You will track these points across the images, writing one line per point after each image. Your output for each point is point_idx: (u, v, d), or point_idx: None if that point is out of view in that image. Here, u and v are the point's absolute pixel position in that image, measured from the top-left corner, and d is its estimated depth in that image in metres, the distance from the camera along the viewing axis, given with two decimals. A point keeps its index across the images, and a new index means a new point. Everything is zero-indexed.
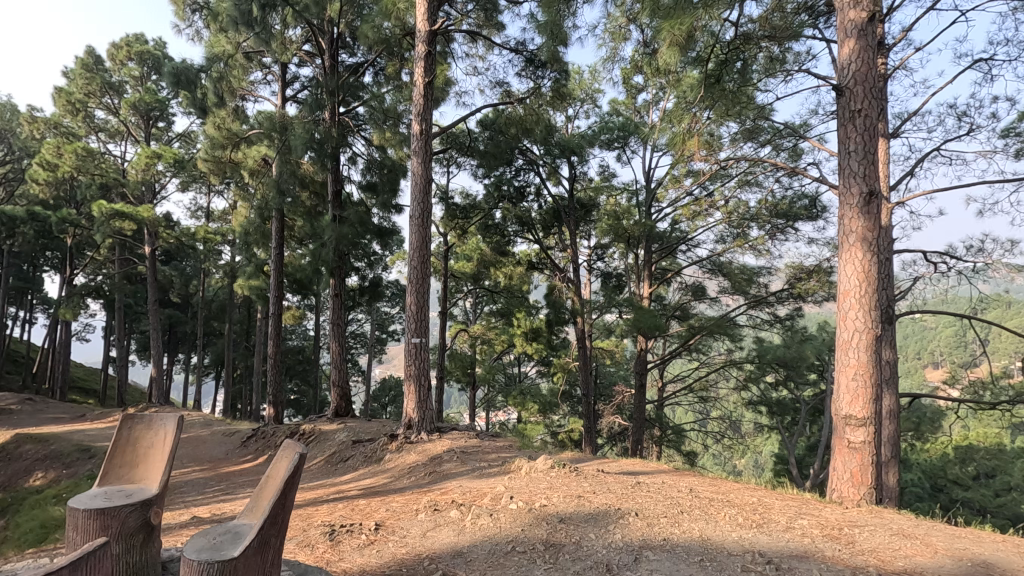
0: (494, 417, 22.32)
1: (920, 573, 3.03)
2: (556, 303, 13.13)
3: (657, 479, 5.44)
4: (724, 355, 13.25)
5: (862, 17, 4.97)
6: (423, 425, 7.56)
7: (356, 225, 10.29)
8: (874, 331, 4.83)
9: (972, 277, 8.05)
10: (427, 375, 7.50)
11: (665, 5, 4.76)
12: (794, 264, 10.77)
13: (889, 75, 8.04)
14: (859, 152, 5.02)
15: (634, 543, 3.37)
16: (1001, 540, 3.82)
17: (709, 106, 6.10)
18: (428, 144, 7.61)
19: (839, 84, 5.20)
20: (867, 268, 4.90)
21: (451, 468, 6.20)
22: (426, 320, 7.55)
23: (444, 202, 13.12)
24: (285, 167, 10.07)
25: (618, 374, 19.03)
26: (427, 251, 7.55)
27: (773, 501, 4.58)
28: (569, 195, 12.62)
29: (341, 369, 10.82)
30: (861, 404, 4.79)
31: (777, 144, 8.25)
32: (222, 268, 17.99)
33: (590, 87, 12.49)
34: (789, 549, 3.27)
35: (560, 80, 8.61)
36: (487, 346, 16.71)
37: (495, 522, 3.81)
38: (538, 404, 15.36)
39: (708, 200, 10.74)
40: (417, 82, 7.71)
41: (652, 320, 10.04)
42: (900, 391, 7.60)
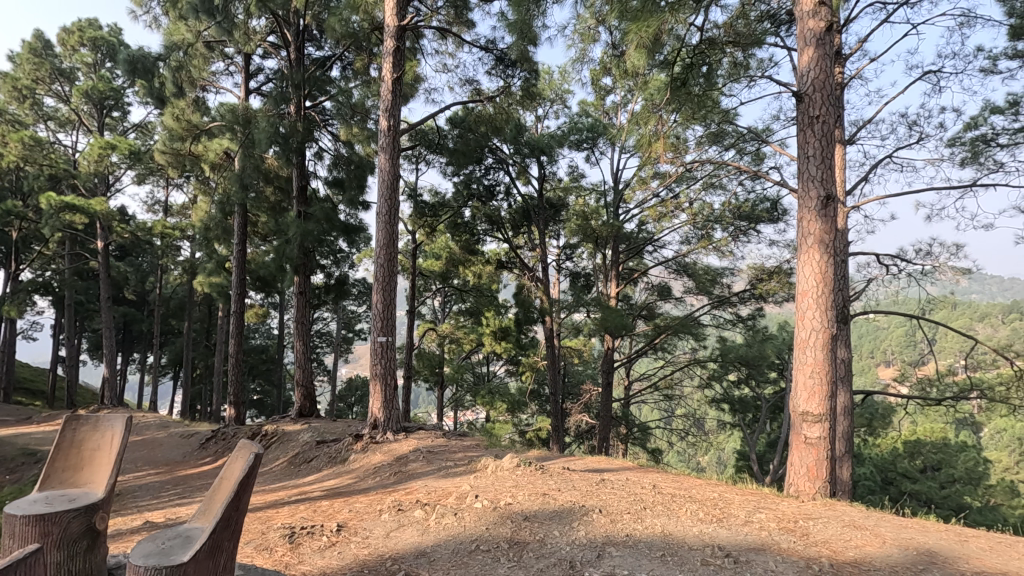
0: (463, 417, 22.25)
1: (868, 563, 3.15)
2: (525, 302, 13.19)
3: (621, 476, 5.53)
4: (688, 354, 13.49)
5: (821, 26, 5.13)
6: (389, 425, 7.49)
7: (322, 222, 10.08)
8: (829, 331, 5.00)
9: (920, 279, 8.40)
10: (393, 374, 7.45)
11: (633, 8, 4.85)
12: (755, 266, 11.07)
13: (845, 83, 8.37)
14: (817, 157, 5.19)
15: (597, 540, 3.41)
16: (943, 529, 4.00)
17: (676, 110, 6.22)
18: (396, 140, 7.52)
19: (799, 91, 5.35)
20: (824, 269, 5.07)
21: (417, 467, 6.15)
22: (393, 319, 7.48)
23: (412, 200, 12.95)
24: (248, 161, 9.80)
25: (586, 373, 19.20)
26: (394, 249, 7.46)
27: (732, 496, 4.69)
28: (539, 195, 12.67)
29: (306, 368, 10.59)
30: (818, 401, 4.95)
31: (741, 148, 8.47)
32: (181, 264, 17.39)
33: (560, 87, 12.56)
34: (747, 543, 3.36)
35: (530, 80, 8.64)
36: (455, 345, 16.56)
37: (460, 521, 3.79)
38: (507, 403, 15.36)
39: (674, 201, 10.95)
40: (384, 78, 7.60)
41: (620, 320, 10.17)
42: (854, 388, 7.88)
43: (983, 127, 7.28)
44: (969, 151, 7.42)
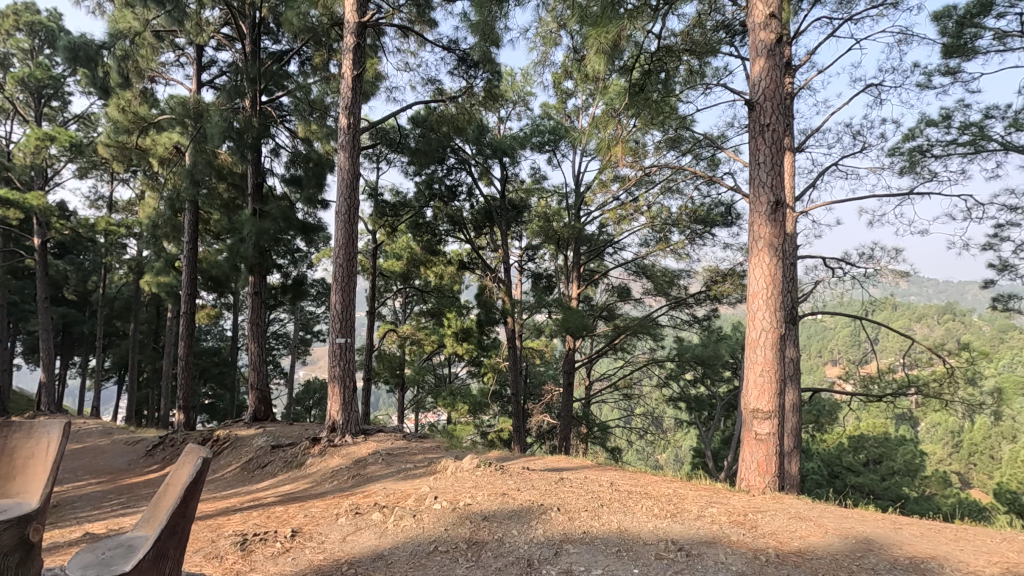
0: (424, 419, 22.05)
1: (812, 552, 3.29)
2: (487, 303, 13.20)
3: (579, 475, 5.59)
4: (647, 354, 13.76)
5: (771, 38, 5.34)
6: (347, 428, 7.37)
7: (279, 220, 9.78)
8: (777, 331, 5.21)
9: (864, 282, 8.81)
10: (352, 376, 7.32)
11: (594, 13, 4.98)
12: (710, 267, 11.41)
13: (794, 94, 8.72)
14: (768, 164, 5.38)
15: (555, 538, 3.44)
16: (880, 518, 4.23)
17: (635, 115, 6.34)
18: (355, 138, 7.40)
19: (751, 100, 5.55)
20: (773, 271, 5.27)
21: (376, 470, 6.06)
22: (352, 320, 7.36)
23: (373, 199, 12.73)
24: (200, 157, 9.44)
25: (547, 373, 19.33)
26: (353, 249, 7.33)
27: (687, 492, 4.82)
28: (501, 196, 12.66)
29: (260, 371, 10.26)
30: (767, 398, 5.13)
31: (697, 153, 8.71)
32: (126, 263, 16.60)
33: (522, 89, 12.63)
34: (699, 536, 3.46)
35: (492, 81, 8.65)
36: (416, 347, 16.25)
37: (418, 522, 3.76)
38: (468, 405, 15.28)
39: (634, 205, 11.18)
40: (344, 74, 7.46)
41: (580, 320, 10.29)
42: (802, 386, 8.21)
43: (920, 138, 7.72)
44: (907, 161, 7.85)
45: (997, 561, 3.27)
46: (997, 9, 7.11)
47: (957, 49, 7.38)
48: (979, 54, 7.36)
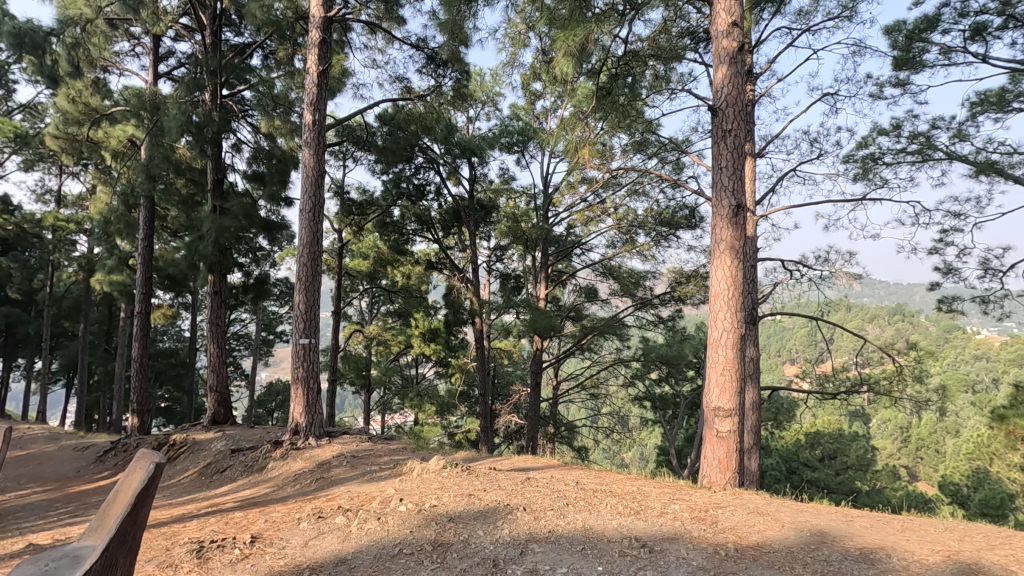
0: (390, 420, 21.80)
1: (769, 546, 3.39)
2: (454, 303, 13.14)
3: (545, 474, 5.62)
4: (613, 354, 13.94)
5: (733, 46, 5.48)
6: (311, 430, 7.23)
7: (240, 218, 9.49)
8: (738, 331, 5.36)
9: (820, 283, 9.12)
10: (316, 378, 7.19)
11: (562, 16, 5.05)
12: (674, 269, 11.64)
13: (755, 101, 8.99)
14: (729, 168, 5.52)
15: (521, 537, 3.44)
16: (833, 511, 4.39)
17: (602, 118, 6.41)
18: (321, 135, 7.26)
19: (714, 105, 5.68)
20: (734, 273, 5.41)
21: (340, 473, 5.96)
22: (316, 320, 7.22)
23: (338, 197, 12.49)
24: (156, 151, 9.11)
25: (515, 374, 19.37)
26: (318, 247, 7.20)
27: (651, 489, 4.90)
28: (470, 196, 12.62)
29: (220, 372, 9.94)
30: (728, 396, 5.26)
31: (663, 157, 8.87)
32: (76, 260, 15.87)
33: (491, 89, 12.62)
34: (662, 533, 3.52)
35: (461, 80, 8.62)
36: (383, 347, 16.05)
37: (383, 525, 3.71)
38: (435, 406, 15.16)
39: (601, 206, 11.32)
40: (309, 70, 7.30)
41: (548, 320, 10.34)
42: (761, 384, 8.45)
43: (872, 146, 8.06)
44: (860, 168, 8.19)
45: (940, 549, 3.44)
46: (943, 25, 7.49)
47: (907, 62, 7.73)
48: (926, 67, 7.73)
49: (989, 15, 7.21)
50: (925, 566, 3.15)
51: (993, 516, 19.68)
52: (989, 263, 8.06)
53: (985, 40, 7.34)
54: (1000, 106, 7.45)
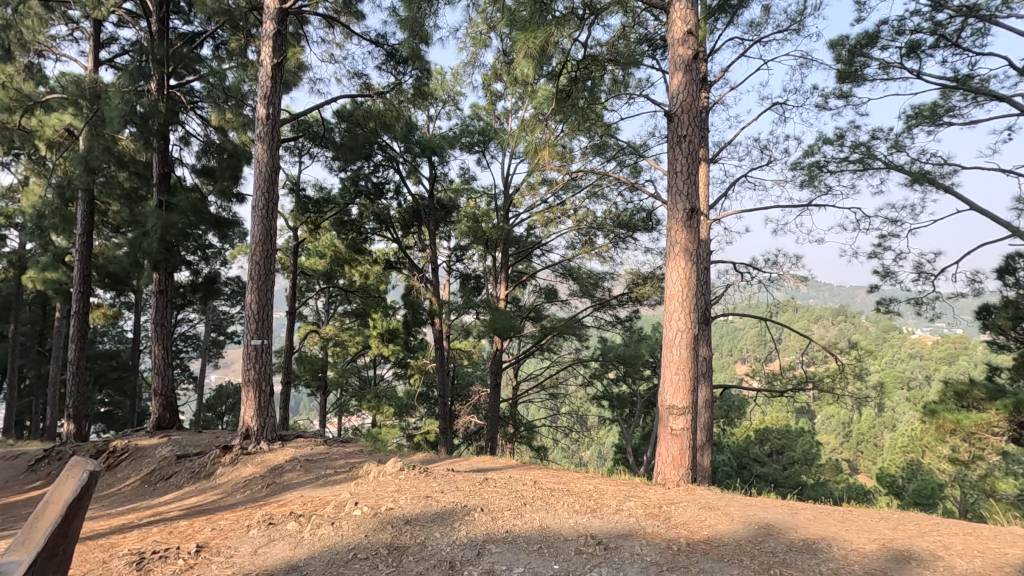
0: (348, 423, 21.35)
1: (718, 540, 3.50)
2: (413, 303, 12.98)
3: (504, 474, 5.63)
4: (572, 354, 14.09)
5: (689, 54, 5.64)
6: (262, 434, 7.00)
7: (188, 214, 9.05)
8: (691, 331, 5.50)
9: (769, 285, 9.49)
10: (269, 380, 6.98)
11: (523, 18, 5.09)
12: (632, 270, 11.86)
13: (709, 107, 9.28)
14: (684, 172, 5.67)
15: (478, 538, 3.44)
16: (779, 504, 4.57)
17: (562, 120, 6.47)
18: (275, 130, 7.05)
19: (669, 111, 5.82)
20: (688, 275, 5.56)
21: (293, 478, 5.80)
22: (269, 321, 7.01)
23: (294, 194, 12.13)
24: (96, 141, 8.62)
25: (474, 374, 19.33)
26: (272, 245, 6.98)
27: (607, 487, 4.97)
28: (430, 195, 12.50)
29: (165, 375, 9.51)
30: (682, 395, 5.39)
31: (621, 160, 9.03)
32: (6, 257, 14.87)
33: (451, 89, 12.55)
34: (617, 530, 3.58)
35: (422, 78, 8.54)
36: (339, 348, 15.72)
37: (337, 530, 3.63)
38: (394, 408, 14.93)
39: (560, 208, 11.41)
40: (263, 62, 7.08)
41: (507, 321, 10.36)
42: (714, 383, 8.71)
43: (818, 154, 8.43)
44: (807, 175, 8.55)
45: (877, 538, 3.63)
46: (882, 42, 7.92)
47: (849, 75, 8.13)
48: (867, 80, 8.15)
49: (923, 34, 7.67)
50: (862, 554, 3.32)
51: (924, 505, 20.94)
52: (922, 267, 8.57)
53: (919, 57, 7.81)
54: (932, 120, 7.94)
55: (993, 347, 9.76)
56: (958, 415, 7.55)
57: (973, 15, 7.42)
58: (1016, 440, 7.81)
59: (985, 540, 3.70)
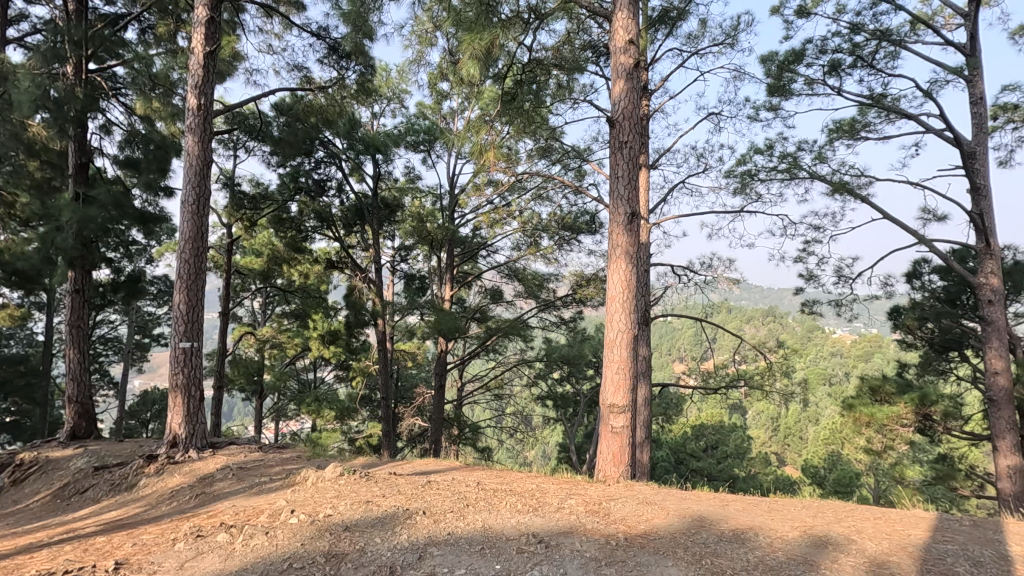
0: (286, 428, 20.54)
1: (654, 533, 3.62)
2: (355, 304, 12.36)
3: (447, 476, 5.59)
4: (517, 355, 14.18)
5: (630, 62, 5.82)
6: (191, 442, 6.64)
7: (109, 208, 8.36)
8: (631, 331, 5.66)
9: (704, 287, 9.91)
10: (199, 385, 6.65)
11: (469, 19, 5.11)
12: (576, 272, 12.07)
13: (650, 115, 9.59)
14: (625, 178, 5.83)
15: (420, 541, 3.40)
16: (711, 497, 4.77)
17: (508, 122, 6.50)
18: (206, 121, 6.70)
19: (611, 117, 5.98)
20: (628, 277, 5.73)
21: (224, 487, 5.53)
22: (200, 322, 6.67)
23: (228, 189, 11.55)
24: (2, 127, 7.87)
25: (418, 376, 19.09)
26: (203, 242, 6.64)
27: (548, 486, 5.03)
28: (373, 194, 12.22)
29: (81, 381, 8.84)
30: (622, 393, 5.54)
31: (566, 164, 9.16)
32: None
33: (397, 86, 12.36)
34: (558, 527, 3.64)
35: (366, 74, 8.36)
36: (277, 350, 15.14)
37: (272, 540, 3.49)
38: (335, 411, 14.47)
39: (506, 209, 11.47)
40: (194, 49, 6.71)
41: (452, 322, 10.28)
42: (653, 381, 8.99)
43: (749, 163, 8.88)
44: (740, 183, 8.98)
45: (799, 525, 3.86)
46: (807, 60, 8.45)
47: (778, 90, 8.61)
48: (794, 95, 8.67)
49: (843, 54, 8.24)
50: (785, 541, 3.52)
51: (843, 493, 22.40)
52: (842, 271, 9.19)
53: (839, 75, 8.38)
54: (851, 134, 8.54)
55: (902, 344, 10.61)
56: (872, 409, 8.17)
57: (886, 39, 8.04)
58: (922, 431, 8.50)
59: (893, 523, 4.01)
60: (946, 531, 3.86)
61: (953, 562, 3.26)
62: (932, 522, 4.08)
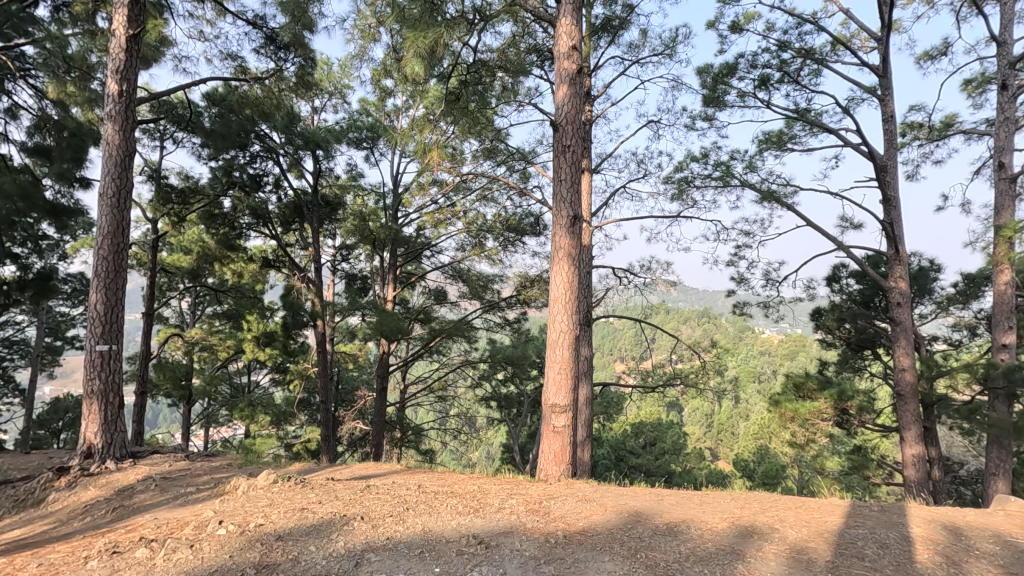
0: (218, 434, 19.59)
1: (592, 530, 3.70)
2: (294, 304, 11.50)
3: (387, 481, 5.49)
4: (461, 356, 14.12)
5: (573, 68, 5.93)
6: (109, 452, 6.20)
7: (15, 199, 7.64)
8: (572, 332, 5.75)
9: (643, 289, 10.25)
10: (118, 391, 6.25)
11: (413, 16, 5.04)
12: (520, 274, 12.14)
13: (592, 120, 9.81)
14: (568, 181, 5.91)
15: (357, 548, 3.32)
16: (648, 493, 4.92)
17: (453, 122, 6.46)
18: (128, 109, 6.27)
19: (555, 120, 6.05)
20: (571, 280, 5.83)
21: (145, 499, 5.18)
22: (120, 323, 6.24)
23: (153, 182, 10.85)
24: None
25: (360, 378, 18.63)
26: (124, 238, 6.22)
27: (489, 487, 5.05)
28: (313, 190, 11.82)
29: None
30: (564, 393, 5.62)
31: (511, 165, 9.21)
32: None
33: (339, 81, 12.03)
34: (498, 528, 3.65)
35: (306, 67, 8.07)
36: (208, 353, 14.39)
37: (197, 553, 3.30)
38: (270, 416, 13.86)
39: (451, 209, 11.39)
40: (115, 31, 6.27)
41: (395, 323, 10.10)
42: (594, 381, 9.17)
43: (686, 170, 9.24)
44: (677, 189, 9.33)
45: (727, 517, 4.06)
46: (739, 73, 8.88)
47: (713, 101, 9.01)
48: (728, 106, 9.09)
49: (772, 69, 8.73)
50: (715, 533, 3.69)
51: (770, 484, 23.73)
52: (770, 274, 9.72)
53: (769, 90, 8.87)
54: (779, 145, 9.04)
55: (823, 344, 11.37)
56: (796, 405, 8.68)
57: (810, 57, 8.58)
58: (839, 424, 9.11)
59: (812, 511, 4.29)
60: (858, 516, 4.17)
61: (862, 545, 3.52)
62: (845, 509, 4.40)
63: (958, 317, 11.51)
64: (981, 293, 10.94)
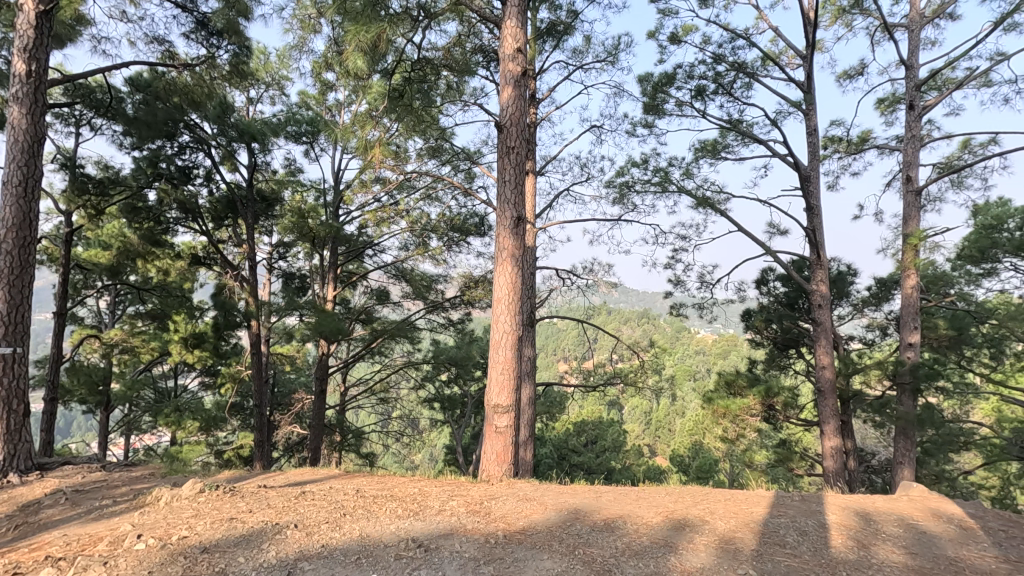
0: (140, 442, 18.38)
1: (531, 529, 3.73)
2: (226, 304, 11.23)
3: (324, 486, 5.33)
4: (404, 357, 13.89)
5: (518, 70, 5.97)
6: (13, 464, 5.69)
7: None
8: (515, 332, 5.78)
9: (586, 290, 10.47)
10: (23, 397, 5.74)
11: (356, 9, 4.91)
12: (464, 274, 12.07)
13: (537, 123, 9.89)
14: (512, 182, 5.94)
15: (289, 557, 3.19)
16: (587, 490, 5.01)
17: (397, 120, 6.35)
18: (38, 91, 5.78)
19: (499, 121, 6.06)
20: (514, 281, 5.86)
21: (54, 515, 4.78)
22: (26, 324, 5.72)
23: (68, 171, 10.05)
24: None
25: (297, 381, 17.96)
26: (31, 231, 5.72)
27: (430, 489, 5.00)
28: (248, 185, 11.30)
29: None
30: (506, 394, 5.65)
31: (456, 165, 9.16)
32: None
33: (276, 72, 11.55)
34: (438, 530, 3.61)
35: (240, 55, 7.70)
36: (130, 356, 13.43)
37: (112, 570, 3.07)
38: (199, 422, 13.11)
39: (394, 208, 11.19)
40: (22, 6, 5.74)
41: (335, 324, 9.79)
42: (537, 381, 9.24)
43: (627, 175, 9.49)
44: (618, 193, 9.57)
45: (662, 511, 4.20)
46: (677, 83, 9.22)
47: (653, 108, 9.31)
48: (666, 114, 9.42)
49: (708, 81, 9.12)
50: (649, 527, 3.81)
51: (704, 479, 24.77)
52: (704, 276, 10.17)
53: (704, 100, 9.26)
54: (713, 154, 9.46)
55: (752, 343, 11.98)
56: (727, 402, 9.11)
57: (742, 71, 9.02)
58: (767, 420, 9.61)
59: (739, 503, 4.50)
60: (781, 506, 4.41)
61: (784, 532, 3.74)
62: (770, 499, 4.65)
63: (871, 318, 12.42)
64: (891, 296, 11.86)
